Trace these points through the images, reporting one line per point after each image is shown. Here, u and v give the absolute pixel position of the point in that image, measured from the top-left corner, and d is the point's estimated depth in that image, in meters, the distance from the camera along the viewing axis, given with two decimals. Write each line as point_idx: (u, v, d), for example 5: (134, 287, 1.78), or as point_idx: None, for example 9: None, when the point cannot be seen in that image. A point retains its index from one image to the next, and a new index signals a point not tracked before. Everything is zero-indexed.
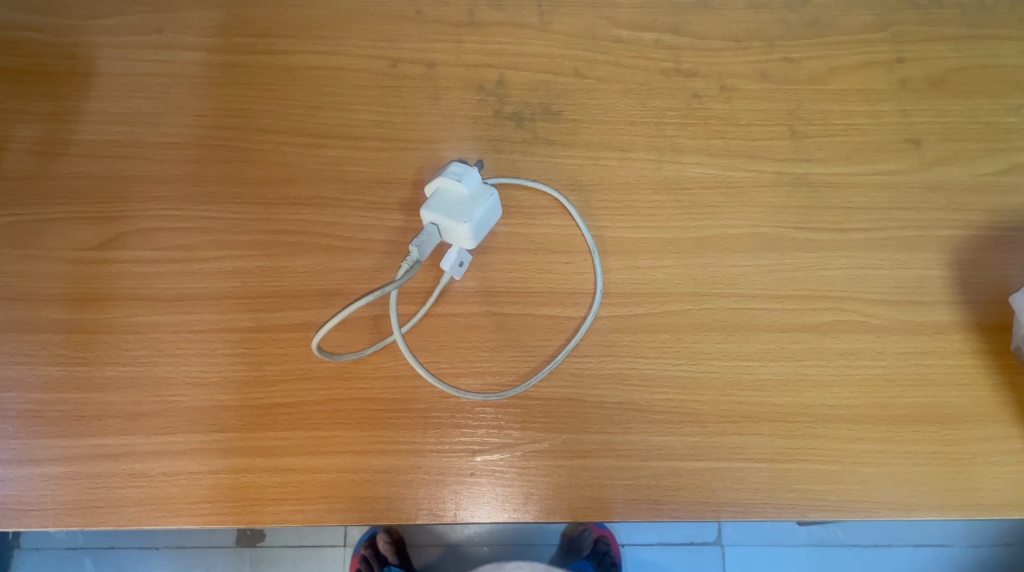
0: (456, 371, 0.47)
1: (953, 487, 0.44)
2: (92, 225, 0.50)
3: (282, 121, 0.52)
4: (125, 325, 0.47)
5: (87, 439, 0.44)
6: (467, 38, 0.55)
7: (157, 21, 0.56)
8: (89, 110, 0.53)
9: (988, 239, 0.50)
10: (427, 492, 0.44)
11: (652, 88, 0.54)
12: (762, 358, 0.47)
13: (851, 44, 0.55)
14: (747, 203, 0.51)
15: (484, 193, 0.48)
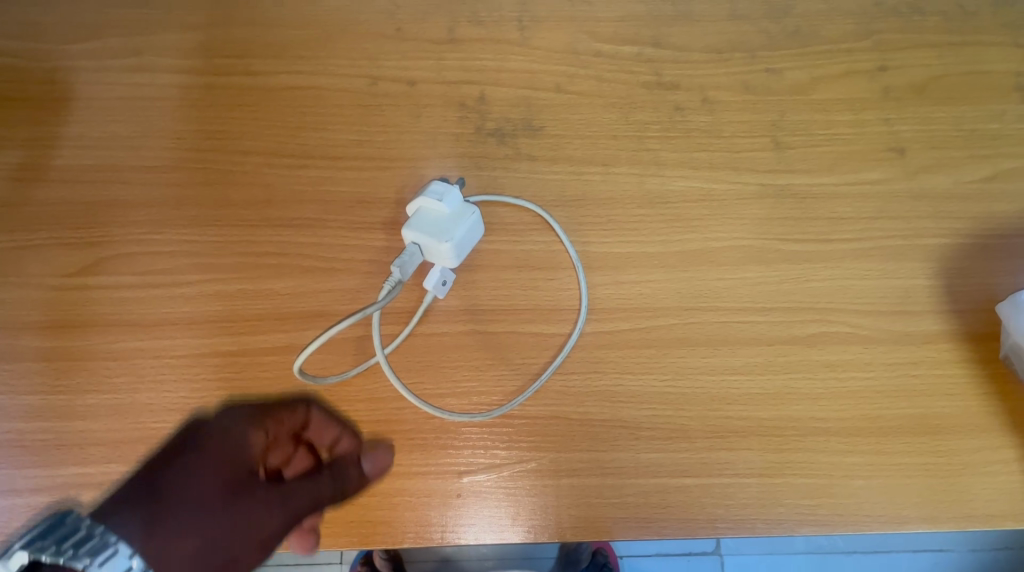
0: (441, 392, 0.46)
1: (946, 498, 0.43)
2: (72, 250, 0.49)
3: (262, 142, 0.52)
4: (106, 351, 0.47)
5: (67, 468, 0.44)
6: (447, 55, 0.55)
7: (135, 44, 0.55)
8: (69, 135, 0.53)
9: (976, 247, 0.49)
10: (413, 515, 0.44)
11: (634, 101, 0.53)
12: (749, 371, 0.46)
13: (833, 53, 0.55)
14: (731, 214, 0.50)
15: (468, 211, 0.48)
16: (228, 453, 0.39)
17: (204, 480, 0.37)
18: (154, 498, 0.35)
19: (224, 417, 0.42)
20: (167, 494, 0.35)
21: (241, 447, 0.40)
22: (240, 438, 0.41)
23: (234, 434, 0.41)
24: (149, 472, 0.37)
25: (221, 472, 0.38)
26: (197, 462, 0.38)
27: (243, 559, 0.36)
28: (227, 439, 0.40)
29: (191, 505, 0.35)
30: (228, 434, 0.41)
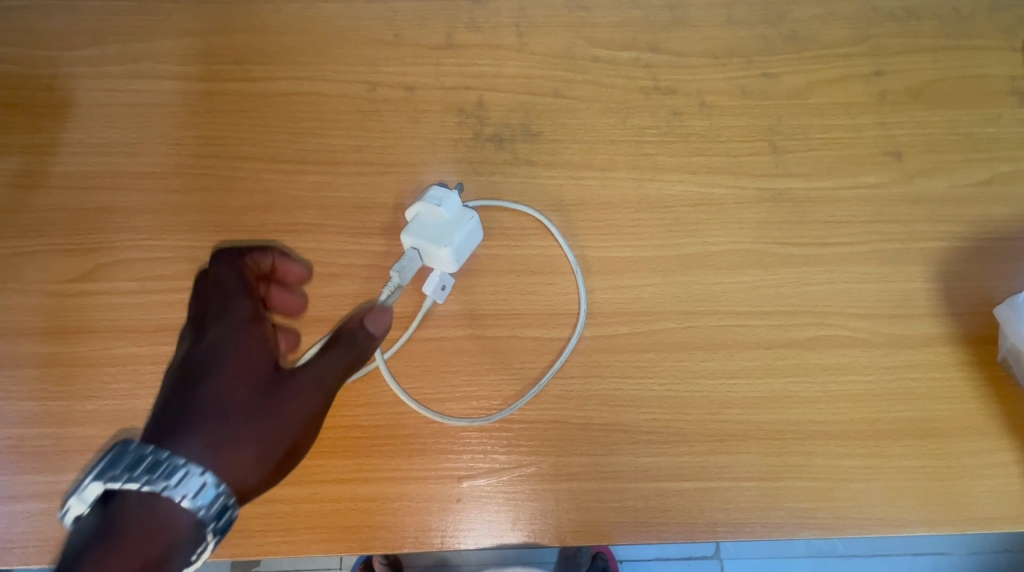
0: (440, 396, 0.46)
1: (944, 501, 0.44)
2: (72, 256, 0.49)
3: (261, 148, 0.52)
4: (105, 357, 0.47)
5: (67, 474, 0.44)
6: (445, 61, 0.55)
7: (134, 50, 0.55)
8: (68, 141, 0.53)
9: (973, 250, 0.49)
10: (413, 520, 0.44)
11: (632, 106, 0.54)
12: (747, 375, 0.46)
13: (829, 58, 0.55)
14: (729, 218, 0.50)
15: (467, 216, 0.47)
16: (242, 349, 0.36)
17: (232, 378, 0.35)
18: (198, 406, 0.34)
19: (216, 318, 0.38)
20: (210, 408, 0.34)
21: (255, 340, 0.37)
22: (247, 330, 0.37)
23: (237, 329, 0.37)
24: (178, 384, 0.35)
25: (245, 367, 0.35)
26: (220, 369, 0.35)
27: (300, 441, 0.35)
28: (233, 335, 0.37)
29: (232, 416, 0.34)
30: (234, 329, 0.37)
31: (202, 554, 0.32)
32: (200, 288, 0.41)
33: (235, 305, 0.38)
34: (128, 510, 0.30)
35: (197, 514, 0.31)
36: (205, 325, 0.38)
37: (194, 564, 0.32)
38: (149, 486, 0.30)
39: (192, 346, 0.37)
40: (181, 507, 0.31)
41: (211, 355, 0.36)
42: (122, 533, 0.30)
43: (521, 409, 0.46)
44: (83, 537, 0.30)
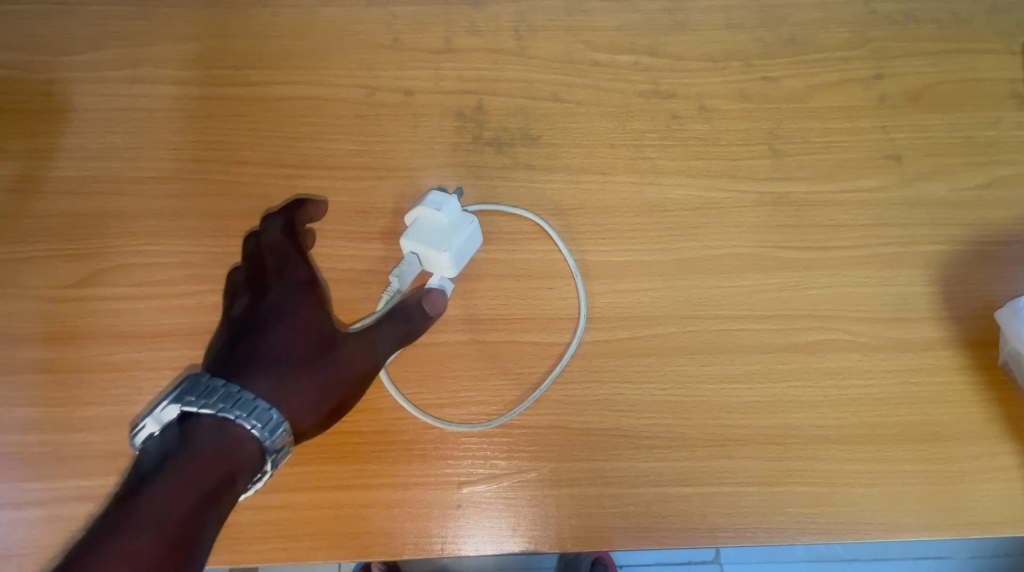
0: (440, 402, 0.46)
1: (946, 506, 0.43)
2: (70, 262, 0.49)
3: (260, 152, 0.52)
4: (103, 363, 0.47)
5: (65, 481, 0.44)
6: (445, 65, 0.55)
7: (133, 54, 0.55)
8: (66, 145, 0.53)
9: (973, 253, 0.49)
10: (413, 526, 0.44)
11: (631, 110, 0.53)
12: (748, 379, 0.46)
13: (829, 61, 0.55)
14: (729, 223, 0.50)
15: (466, 221, 0.47)
16: (304, 310, 0.41)
17: (294, 333, 0.40)
18: (265, 354, 0.38)
19: (280, 280, 0.42)
20: (276, 356, 0.38)
21: (313, 303, 0.41)
22: (308, 294, 0.42)
23: (299, 292, 0.42)
24: (243, 333, 0.40)
25: (305, 325, 0.40)
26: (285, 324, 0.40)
27: (349, 397, 0.40)
28: (295, 297, 0.41)
29: (294, 365, 0.38)
30: (297, 292, 0.42)
31: (259, 479, 0.36)
32: (254, 251, 0.45)
33: (296, 270, 0.43)
34: (201, 432, 0.35)
35: (262, 441, 0.35)
36: (265, 284, 0.42)
37: (251, 487, 0.36)
38: (222, 412, 0.35)
39: (255, 302, 0.41)
40: (249, 433, 0.35)
41: (275, 312, 0.40)
42: (198, 450, 0.34)
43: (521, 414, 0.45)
44: (158, 453, 0.35)
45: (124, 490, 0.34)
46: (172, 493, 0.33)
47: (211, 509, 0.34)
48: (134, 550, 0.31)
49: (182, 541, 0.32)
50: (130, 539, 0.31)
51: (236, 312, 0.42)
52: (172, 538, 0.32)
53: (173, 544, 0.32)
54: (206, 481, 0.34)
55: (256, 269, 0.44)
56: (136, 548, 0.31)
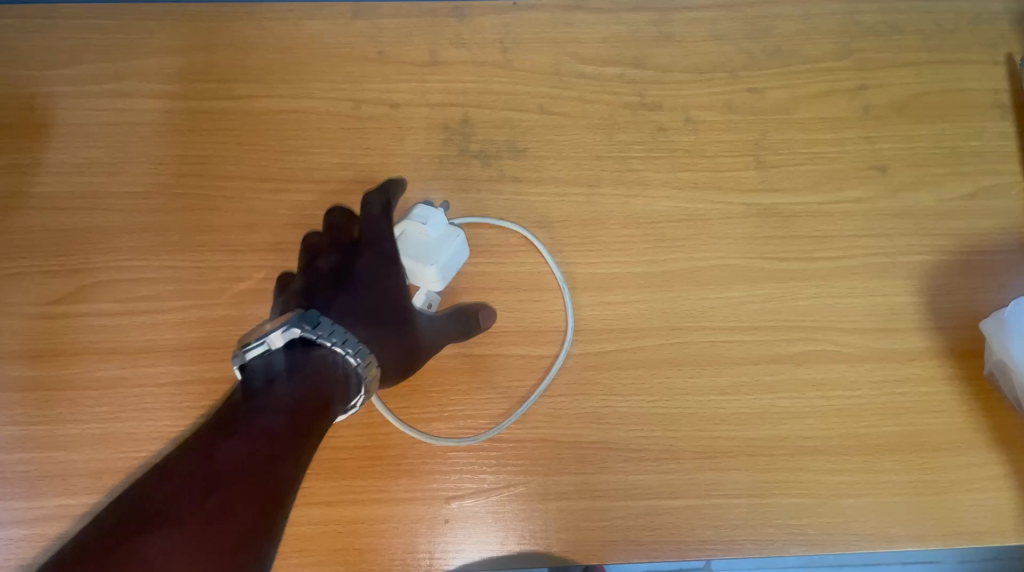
0: (428, 417, 0.46)
1: (932, 516, 0.44)
2: (53, 278, 0.49)
3: (245, 167, 0.51)
4: (88, 380, 0.46)
5: (48, 499, 0.44)
6: (431, 78, 0.54)
7: (115, 68, 0.54)
8: (48, 161, 0.52)
9: (958, 263, 0.50)
10: (401, 541, 0.44)
11: (617, 122, 0.53)
12: (736, 391, 0.47)
13: (816, 73, 0.54)
14: (716, 234, 0.50)
15: (456, 237, 0.47)
16: (391, 279, 0.45)
17: (383, 297, 0.44)
18: (360, 311, 0.43)
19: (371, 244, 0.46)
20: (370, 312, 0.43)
21: (399, 271, 0.46)
22: (396, 263, 0.46)
23: (390, 260, 0.46)
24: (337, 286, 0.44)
25: (391, 292, 0.45)
26: (375, 288, 0.44)
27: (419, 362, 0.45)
28: (385, 265, 0.45)
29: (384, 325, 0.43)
30: (387, 259, 0.46)
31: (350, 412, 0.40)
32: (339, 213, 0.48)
33: (387, 238, 0.46)
34: (313, 359, 0.38)
35: (364, 378, 0.39)
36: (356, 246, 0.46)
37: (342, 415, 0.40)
38: (337, 347, 0.39)
39: (345, 258, 0.46)
40: (356, 369, 0.39)
41: (367, 276, 0.45)
42: (313, 374, 0.38)
43: (509, 427, 0.46)
44: (275, 370, 0.38)
45: (239, 393, 0.37)
46: (291, 396, 0.37)
47: (319, 420, 0.37)
48: (263, 427, 0.35)
49: (299, 433, 0.36)
50: (257, 420, 0.35)
51: (322, 263, 0.45)
52: (291, 428, 0.36)
53: (292, 431, 0.36)
54: (318, 395, 0.38)
55: (338, 230, 0.47)
56: (264, 428, 0.35)
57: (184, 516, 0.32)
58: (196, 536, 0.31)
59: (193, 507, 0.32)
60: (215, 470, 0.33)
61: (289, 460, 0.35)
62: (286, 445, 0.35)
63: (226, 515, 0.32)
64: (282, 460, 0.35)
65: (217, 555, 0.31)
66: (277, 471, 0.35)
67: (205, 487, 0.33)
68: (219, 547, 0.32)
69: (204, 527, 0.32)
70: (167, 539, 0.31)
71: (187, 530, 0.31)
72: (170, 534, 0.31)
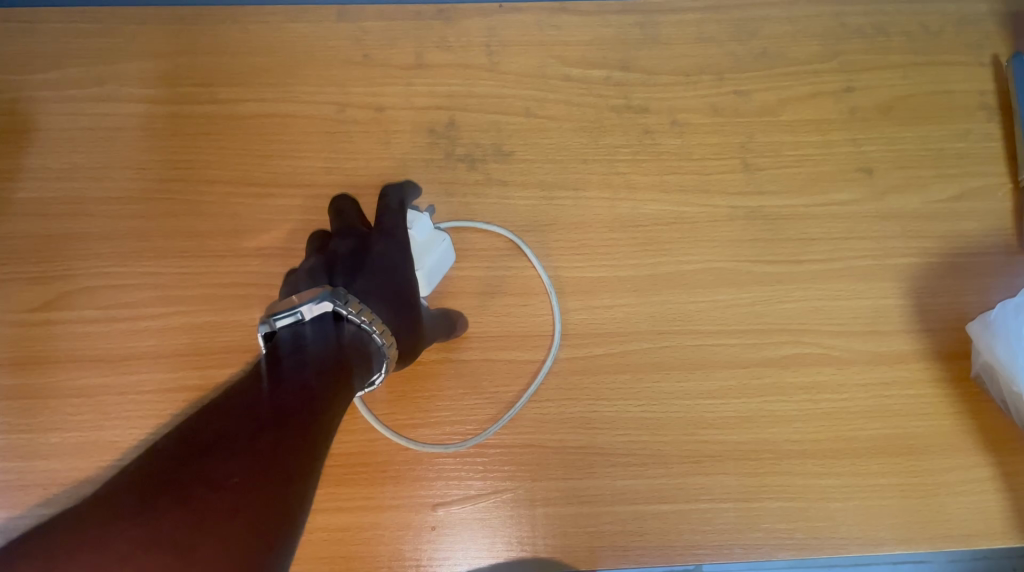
0: (413, 423, 0.46)
1: (920, 520, 0.44)
2: (34, 284, 0.48)
3: (229, 171, 0.51)
4: (70, 388, 0.46)
5: (30, 509, 0.44)
6: (416, 81, 0.53)
7: (97, 72, 0.53)
8: (29, 166, 0.51)
9: (945, 266, 0.50)
10: (388, 549, 0.44)
11: (604, 125, 0.52)
12: (723, 395, 0.47)
13: (802, 75, 0.54)
14: (704, 238, 0.50)
15: (444, 242, 0.47)
16: (404, 263, 0.44)
17: (402, 279, 0.43)
18: (381, 293, 0.42)
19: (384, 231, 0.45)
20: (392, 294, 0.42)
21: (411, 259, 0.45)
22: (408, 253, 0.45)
23: (403, 246, 0.45)
24: (356, 265, 0.42)
25: (408, 276, 0.44)
26: (394, 271, 0.43)
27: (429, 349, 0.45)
28: (400, 250, 0.44)
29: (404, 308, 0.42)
30: (401, 244, 0.45)
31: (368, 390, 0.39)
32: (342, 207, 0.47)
33: (400, 226, 0.46)
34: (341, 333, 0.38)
35: (386, 357, 0.40)
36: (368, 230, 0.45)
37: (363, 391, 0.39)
38: (364, 324, 0.39)
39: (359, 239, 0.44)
40: (380, 347, 0.39)
41: (383, 261, 0.43)
42: (343, 347, 0.37)
43: (496, 433, 0.45)
44: (307, 339, 0.36)
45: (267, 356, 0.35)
46: (325, 358, 0.36)
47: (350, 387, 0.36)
48: (304, 377, 0.34)
49: (339, 386, 0.35)
50: (298, 370, 0.34)
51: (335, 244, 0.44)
52: (329, 380, 0.35)
53: (331, 382, 0.34)
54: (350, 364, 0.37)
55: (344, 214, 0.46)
56: (304, 378, 0.34)
57: (244, 442, 0.29)
58: (260, 461, 0.29)
59: (255, 434, 0.30)
60: (266, 407, 0.31)
61: (331, 406, 0.34)
62: (329, 392, 0.34)
63: (285, 447, 0.30)
64: (326, 407, 0.33)
65: (281, 481, 0.29)
66: (322, 417, 0.33)
67: (263, 420, 0.31)
68: (280, 474, 0.29)
69: (265, 453, 0.29)
70: (232, 461, 0.28)
71: (251, 454, 0.29)
72: (234, 457, 0.29)
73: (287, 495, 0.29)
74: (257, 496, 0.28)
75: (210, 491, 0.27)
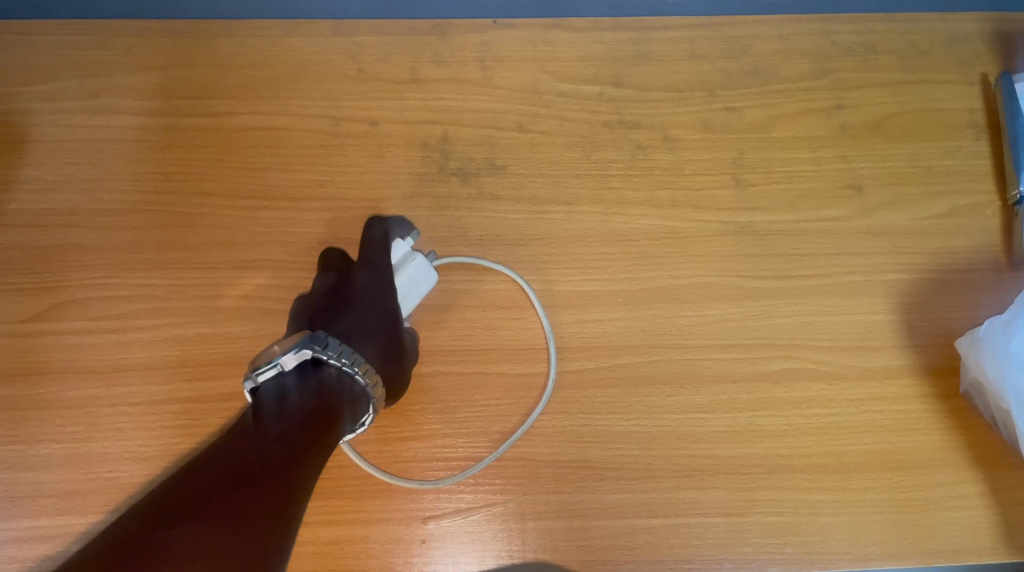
0: (404, 435, 0.46)
1: (909, 536, 0.45)
2: (25, 296, 0.48)
3: (222, 184, 0.51)
4: (61, 400, 0.46)
5: (19, 521, 0.44)
6: (409, 95, 0.53)
7: (94, 85, 0.53)
8: (22, 177, 0.51)
9: (933, 282, 0.50)
10: (379, 562, 0.44)
11: (596, 140, 0.53)
12: (714, 409, 0.47)
13: (793, 92, 0.54)
14: (695, 253, 0.50)
15: (425, 268, 0.48)
16: (385, 293, 0.46)
17: (385, 312, 0.45)
18: (363, 329, 0.44)
19: (365, 271, 0.47)
20: (372, 329, 0.44)
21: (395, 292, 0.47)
22: (390, 286, 0.47)
23: (384, 277, 0.47)
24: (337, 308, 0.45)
25: (391, 309, 0.46)
26: (375, 307, 0.45)
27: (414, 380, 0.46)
28: (380, 286, 0.47)
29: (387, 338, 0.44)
30: (381, 275, 0.47)
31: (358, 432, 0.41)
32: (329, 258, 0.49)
33: (382, 257, 0.48)
34: (321, 378, 0.39)
35: (371, 397, 0.41)
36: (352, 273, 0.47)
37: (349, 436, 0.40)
38: (345, 366, 0.40)
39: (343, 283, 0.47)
40: (364, 388, 0.40)
41: (364, 298, 0.46)
42: (322, 391, 0.39)
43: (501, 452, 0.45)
44: (288, 389, 0.38)
45: (249, 414, 0.37)
46: (301, 408, 0.37)
47: (331, 434, 0.37)
48: (276, 432, 0.35)
49: (314, 436, 0.36)
50: (270, 427, 0.35)
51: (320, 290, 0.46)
52: (302, 431, 0.36)
53: (306, 434, 0.36)
54: (331, 409, 0.38)
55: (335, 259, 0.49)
56: (276, 433, 0.35)
57: (208, 507, 0.30)
58: (229, 524, 0.30)
59: (221, 496, 0.31)
60: (236, 468, 0.33)
61: (304, 461, 0.35)
62: (301, 446, 0.35)
63: (253, 506, 0.32)
64: (297, 460, 0.35)
65: (246, 541, 0.30)
66: (291, 472, 0.34)
67: (230, 481, 0.32)
68: (245, 537, 0.30)
69: (231, 514, 0.31)
70: (198, 526, 0.30)
71: (218, 517, 0.30)
72: (200, 519, 0.30)
73: (253, 556, 0.30)
74: (223, 559, 0.29)
75: (176, 558, 0.28)
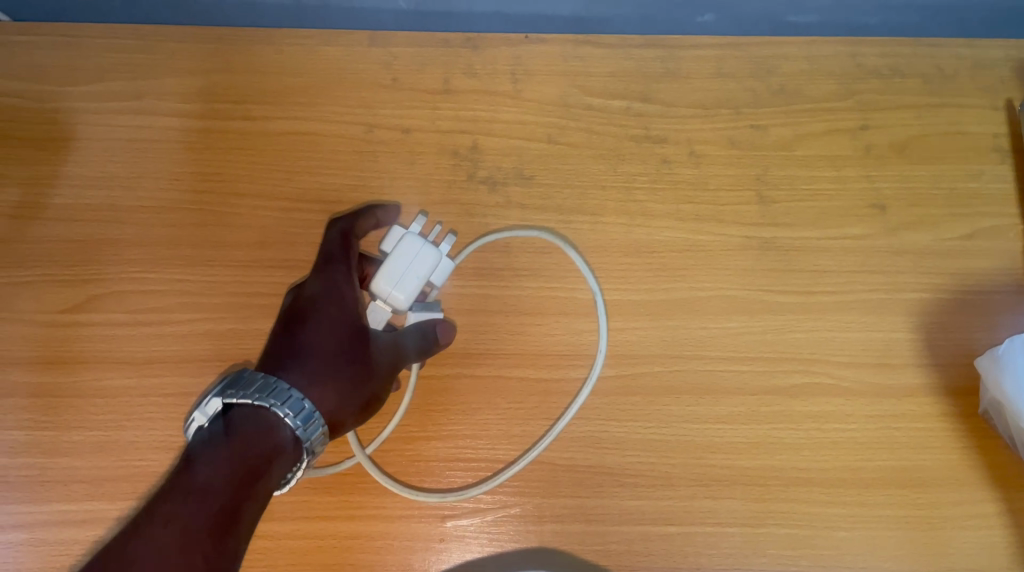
0: (426, 435, 0.47)
1: (924, 553, 0.45)
2: (64, 287, 0.50)
3: (257, 186, 0.53)
4: (95, 388, 0.47)
5: (49, 504, 0.45)
6: (441, 105, 0.55)
7: (138, 87, 0.55)
8: (66, 174, 0.53)
9: (955, 302, 0.50)
10: (396, 559, 0.44)
11: (623, 154, 0.54)
12: (733, 420, 0.47)
13: (818, 112, 0.55)
14: (718, 267, 0.51)
15: (417, 244, 0.47)
16: (334, 301, 0.45)
17: (331, 326, 0.44)
18: (296, 352, 0.43)
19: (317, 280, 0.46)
20: (307, 350, 0.43)
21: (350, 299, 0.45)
22: (340, 292, 0.45)
23: (333, 285, 0.45)
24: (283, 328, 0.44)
25: (338, 322, 0.44)
26: (320, 322, 0.44)
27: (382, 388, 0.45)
28: (329, 294, 0.45)
29: (322, 360, 0.43)
30: (332, 283, 0.45)
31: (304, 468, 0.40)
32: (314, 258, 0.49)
33: (335, 265, 0.46)
34: (239, 421, 0.39)
35: (296, 425, 0.39)
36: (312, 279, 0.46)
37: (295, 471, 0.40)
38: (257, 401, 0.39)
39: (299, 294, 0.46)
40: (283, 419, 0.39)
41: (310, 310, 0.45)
42: (235, 435, 0.38)
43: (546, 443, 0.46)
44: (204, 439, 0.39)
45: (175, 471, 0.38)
46: (210, 465, 0.37)
47: (244, 486, 0.37)
48: (181, 511, 0.35)
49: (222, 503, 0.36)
50: (177, 503, 0.36)
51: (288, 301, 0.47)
52: (208, 500, 0.36)
53: (212, 506, 0.36)
54: (247, 455, 0.38)
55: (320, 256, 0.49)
56: (180, 510, 0.35)
57: None
58: None
59: None
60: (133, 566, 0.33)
61: (208, 548, 0.35)
62: (205, 532, 0.35)
63: None
64: (198, 540, 0.35)
65: None
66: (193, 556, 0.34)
67: None
68: None
69: None
70: None
71: None
72: None
73: None
74: None
75: None
